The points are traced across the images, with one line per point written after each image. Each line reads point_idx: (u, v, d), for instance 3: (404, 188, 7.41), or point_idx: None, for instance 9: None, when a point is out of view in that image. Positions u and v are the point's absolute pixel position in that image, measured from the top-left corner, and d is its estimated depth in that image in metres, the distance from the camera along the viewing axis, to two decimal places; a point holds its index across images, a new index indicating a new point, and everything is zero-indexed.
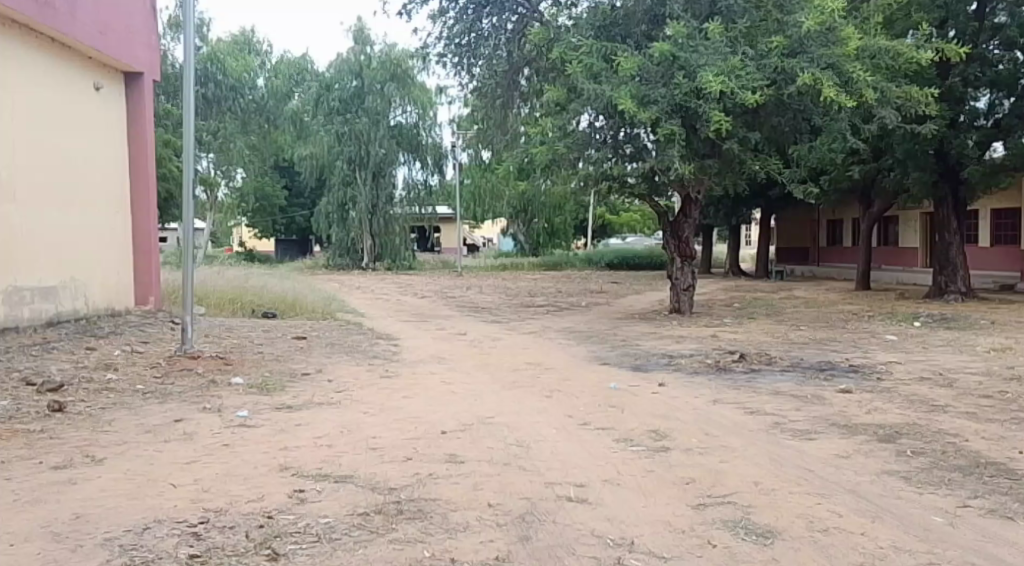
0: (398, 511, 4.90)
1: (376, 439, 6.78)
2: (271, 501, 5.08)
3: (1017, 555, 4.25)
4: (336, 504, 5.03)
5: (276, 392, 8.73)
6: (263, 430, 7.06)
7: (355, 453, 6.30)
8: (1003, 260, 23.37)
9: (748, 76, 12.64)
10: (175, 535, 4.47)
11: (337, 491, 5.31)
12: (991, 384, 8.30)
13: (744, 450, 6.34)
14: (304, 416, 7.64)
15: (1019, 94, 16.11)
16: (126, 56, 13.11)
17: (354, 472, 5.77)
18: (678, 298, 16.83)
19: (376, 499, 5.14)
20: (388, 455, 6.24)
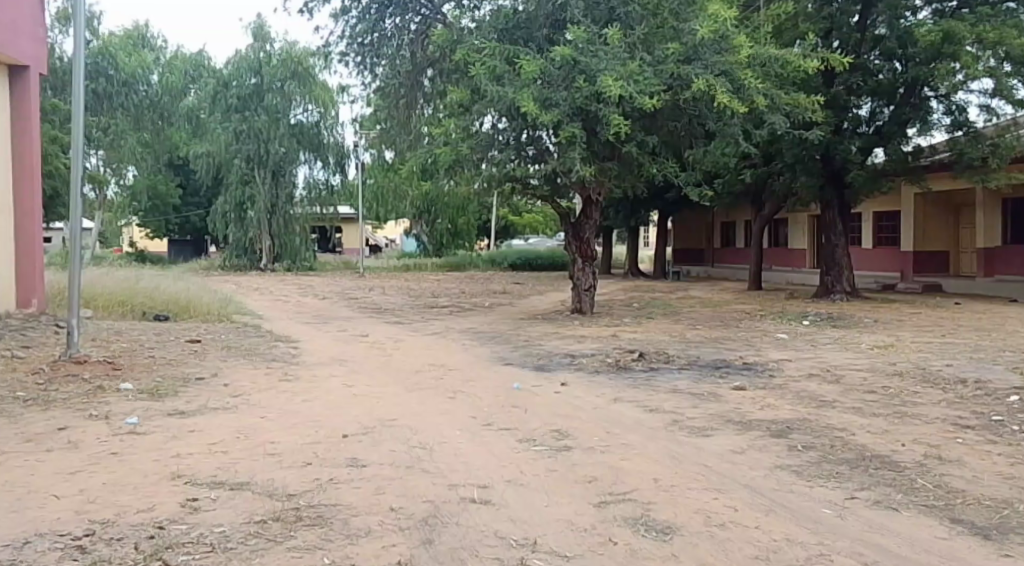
0: (297, 518, 4.68)
1: (274, 444, 6.49)
2: (162, 510, 4.77)
3: (902, 544, 4.40)
4: (231, 513, 4.76)
5: (168, 397, 8.27)
6: (154, 436, 6.65)
7: (251, 459, 6.00)
8: (884, 261, 24.77)
9: (645, 81, 12.82)
10: (58, 549, 4.13)
11: (232, 499, 5.04)
12: (874, 380, 8.71)
13: (645, 447, 6.40)
14: (197, 422, 7.26)
15: (897, 103, 17.00)
16: (11, 49, 12.17)
17: (250, 479, 5.49)
18: (579, 297, 17.02)
19: (274, 506, 4.90)
20: (287, 461, 5.98)
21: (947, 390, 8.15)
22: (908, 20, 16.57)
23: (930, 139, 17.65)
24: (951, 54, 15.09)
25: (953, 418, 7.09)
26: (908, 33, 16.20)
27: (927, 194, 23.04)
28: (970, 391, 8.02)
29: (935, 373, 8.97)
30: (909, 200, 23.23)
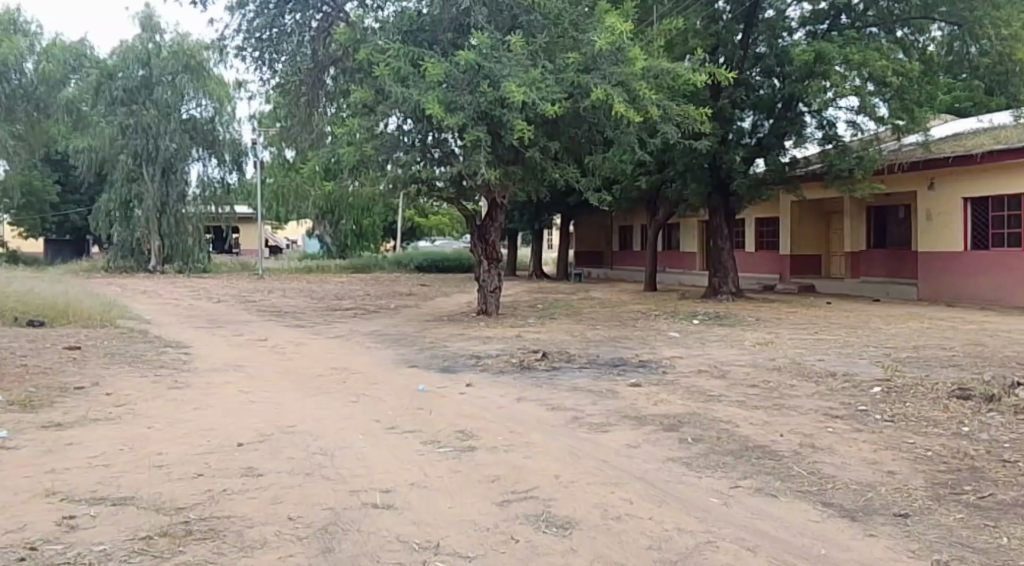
0: (187, 532, 4.74)
1: (163, 456, 6.47)
2: (37, 530, 4.74)
3: (778, 529, 4.84)
4: (114, 530, 4.78)
5: (42, 409, 8.06)
6: (27, 452, 6.51)
7: (137, 472, 5.98)
8: (766, 264, 26.18)
9: (547, 89, 13.18)
10: None
11: (116, 515, 5.04)
12: (758, 375, 9.33)
13: (544, 445, 6.71)
14: (75, 434, 7.13)
15: (775, 116, 18.06)
16: None
17: (136, 493, 5.50)
18: (485, 299, 17.29)
19: (161, 521, 4.94)
20: (177, 472, 6.00)
21: (821, 382, 8.84)
22: (784, 41, 17.73)
23: (804, 149, 18.85)
24: (822, 73, 16.12)
25: (825, 409, 7.71)
26: (783, 53, 17.23)
27: (802, 201, 24.44)
28: (840, 383, 8.73)
29: (811, 367, 9.66)
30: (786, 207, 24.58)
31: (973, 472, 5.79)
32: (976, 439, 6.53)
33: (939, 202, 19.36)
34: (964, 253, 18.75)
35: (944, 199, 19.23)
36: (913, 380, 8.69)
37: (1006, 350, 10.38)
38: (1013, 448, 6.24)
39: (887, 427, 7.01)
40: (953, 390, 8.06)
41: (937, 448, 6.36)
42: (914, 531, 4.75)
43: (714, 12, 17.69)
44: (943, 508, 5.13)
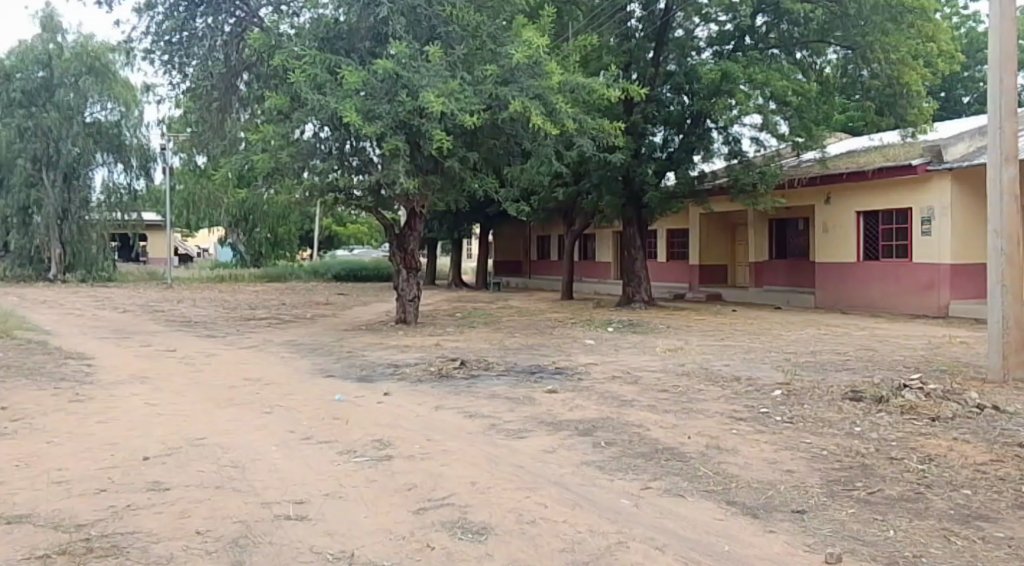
0: (88, 549, 4.64)
1: (62, 471, 6.27)
2: None
3: (686, 527, 5.07)
4: (9, 549, 4.63)
5: None
6: None
7: (35, 490, 5.79)
8: (677, 273, 26.96)
9: (465, 100, 13.29)
10: None
11: (11, 534, 4.89)
12: (667, 380, 9.68)
13: (461, 452, 6.80)
14: None
15: (684, 131, 18.74)
16: None
17: (33, 511, 5.33)
18: (404, 308, 17.24)
19: (60, 539, 4.82)
20: (77, 488, 5.83)
21: (726, 386, 9.23)
22: (693, 60, 18.60)
23: (711, 164, 19.48)
24: (727, 91, 16.86)
25: (730, 412, 8.06)
26: (692, 71, 17.91)
27: (710, 213, 25.29)
28: (744, 387, 9.14)
29: (717, 372, 10.06)
30: (695, 219, 25.40)
31: (864, 469, 6.17)
32: (867, 437, 6.96)
33: (835, 215, 20.37)
34: (857, 263, 19.75)
35: (839, 212, 20.24)
36: (811, 383, 9.17)
37: (895, 355, 11.07)
38: (899, 446, 6.69)
39: (786, 428, 7.40)
40: (846, 393, 8.54)
41: (832, 448, 6.75)
42: (810, 526, 5.06)
43: (627, 30, 18.27)
44: (837, 504, 5.47)
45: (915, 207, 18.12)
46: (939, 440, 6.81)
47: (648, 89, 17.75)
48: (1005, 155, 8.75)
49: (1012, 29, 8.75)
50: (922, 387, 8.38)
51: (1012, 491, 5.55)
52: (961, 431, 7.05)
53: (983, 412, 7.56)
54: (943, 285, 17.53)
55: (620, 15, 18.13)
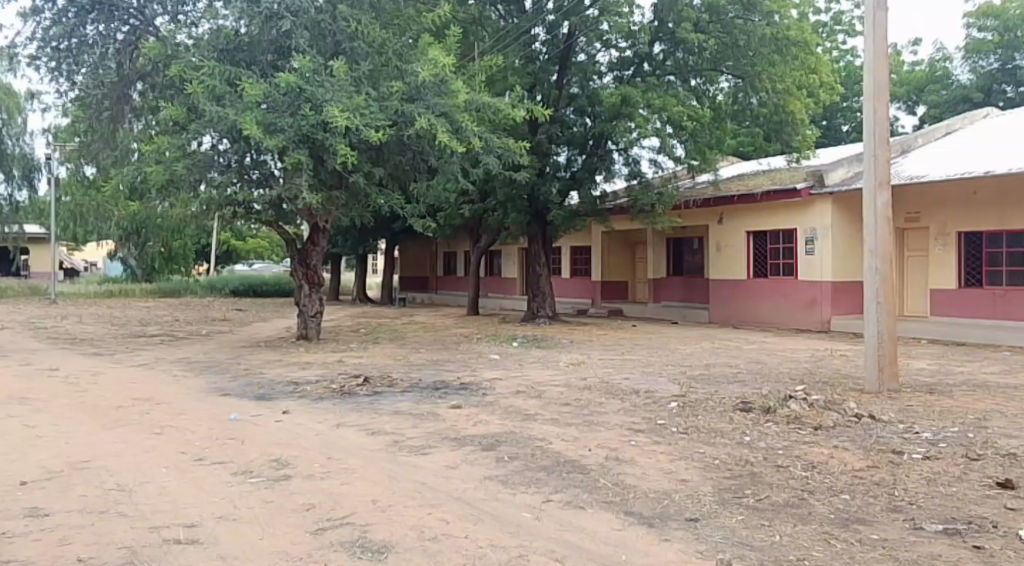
0: None
1: None
2: None
3: (585, 539, 5.20)
4: None
5: None
6: None
7: None
8: (580, 289, 27.46)
9: (370, 115, 13.21)
10: None
11: None
12: (571, 394, 9.87)
13: (362, 470, 6.76)
14: None
15: (587, 152, 19.18)
16: None
17: None
18: (306, 324, 16.93)
19: None
20: None
21: (626, 399, 9.50)
22: (595, 83, 18.94)
23: (613, 185, 20.01)
24: (628, 115, 17.42)
25: (630, 424, 8.31)
26: (594, 95, 18.45)
27: (611, 231, 25.93)
28: (643, 400, 9.43)
29: (617, 385, 10.33)
30: (597, 237, 26.00)
31: (753, 477, 6.49)
32: (756, 446, 7.31)
33: (727, 234, 21.28)
34: (748, 280, 20.65)
35: (731, 232, 21.15)
36: (705, 395, 9.54)
37: (783, 367, 11.63)
38: (785, 454, 7.06)
39: (681, 439, 7.69)
40: (737, 404, 8.94)
41: (724, 457, 7.06)
42: (702, 533, 5.28)
43: (531, 52, 18.62)
44: (727, 511, 5.73)
45: (800, 227, 19.13)
46: (821, 448, 7.22)
47: (551, 111, 18.16)
48: (879, 182, 9.39)
49: (884, 65, 9.43)
50: (806, 398, 8.86)
51: (886, 495, 5.94)
52: (841, 438, 7.50)
53: (861, 420, 8.05)
54: (825, 302, 18.54)
55: (525, 38, 18.57)
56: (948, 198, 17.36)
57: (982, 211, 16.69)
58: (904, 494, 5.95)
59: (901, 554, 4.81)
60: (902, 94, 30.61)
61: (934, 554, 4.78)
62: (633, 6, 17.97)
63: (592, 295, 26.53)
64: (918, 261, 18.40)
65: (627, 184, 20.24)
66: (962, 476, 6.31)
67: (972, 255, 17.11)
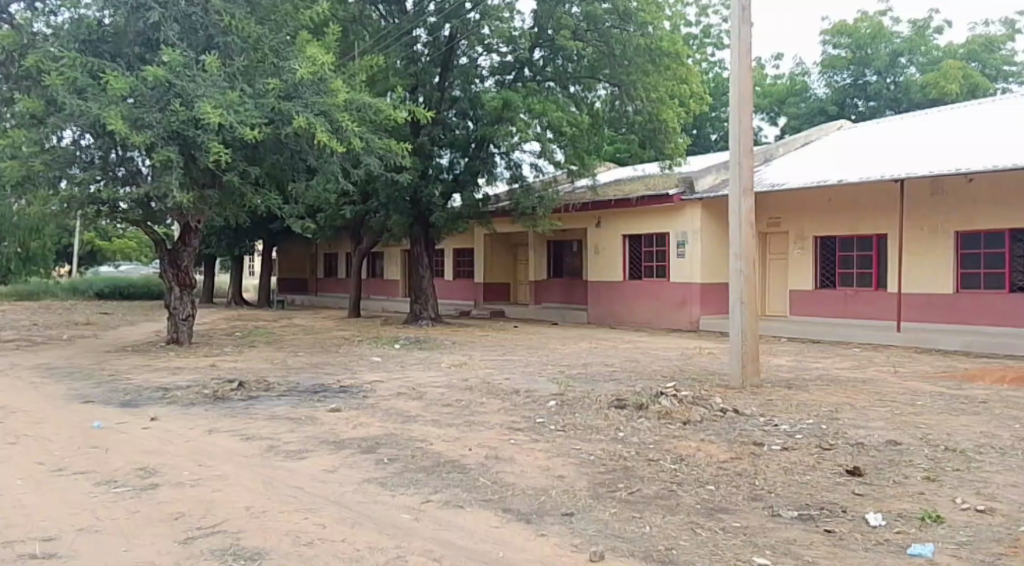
0: None
1: None
2: None
3: (463, 537, 5.28)
4: None
5: None
6: None
7: None
8: (463, 290, 27.59)
9: (245, 113, 12.80)
10: None
11: None
12: (452, 395, 9.92)
13: (236, 476, 6.58)
14: None
15: (470, 155, 19.25)
16: None
17: None
18: (176, 328, 16.22)
19: None
20: None
21: (506, 399, 9.64)
22: (477, 87, 19.08)
23: (495, 188, 20.22)
24: (508, 119, 17.63)
25: (509, 423, 8.44)
26: (476, 98, 18.58)
27: (494, 233, 26.17)
28: (523, 399, 9.60)
29: (497, 385, 10.46)
30: (479, 239, 26.18)
31: (626, 471, 6.74)
32: (629, 442, 7.59)
33: (604, 238, 21.91)
34: (624, 282, 21.32)
35: (608, 235, 21.78)
36: (582, 394, 9.81)
37: (656, 365, 12.10)
38: (656, 449, 7.36)
39: (559, 436, 7.89)
40: (613, 401, 9.26)
41: (599, 453, 7.29)
42: (577, 528, 5.45)
43: (413, 53, 18.60)
44: (602, 505, 5.94)
45: (672, 231, 19.92)
46: (689, 441, 7.57)
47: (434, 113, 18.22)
48: (743, 189, 9.93)
49: (748, 78, 9.98)
50: (676, 394, 9.28)
51: (748, 485, 6.30)
52: (707, 432, 7.89)
53: (726, 414, 8.49)
54: (695, 303, 19.37)
55: (406, 39, 18.58)
56: (806, 204, 18.51)
57: (836, 217, 17.89)
58: (764, 483, 6.32)
59: (760, 539, 5.12)
60: (765, 106, 32.39)
61: (790, 539, 5.11)
62: (513, 12, 18.39)
63: (475, 297, 26.70)
64: (781, 264, 19.52)
65: (509, 187, 20.51)
66: (815, 464, 6.78)
67: (826, 259, 18.32)
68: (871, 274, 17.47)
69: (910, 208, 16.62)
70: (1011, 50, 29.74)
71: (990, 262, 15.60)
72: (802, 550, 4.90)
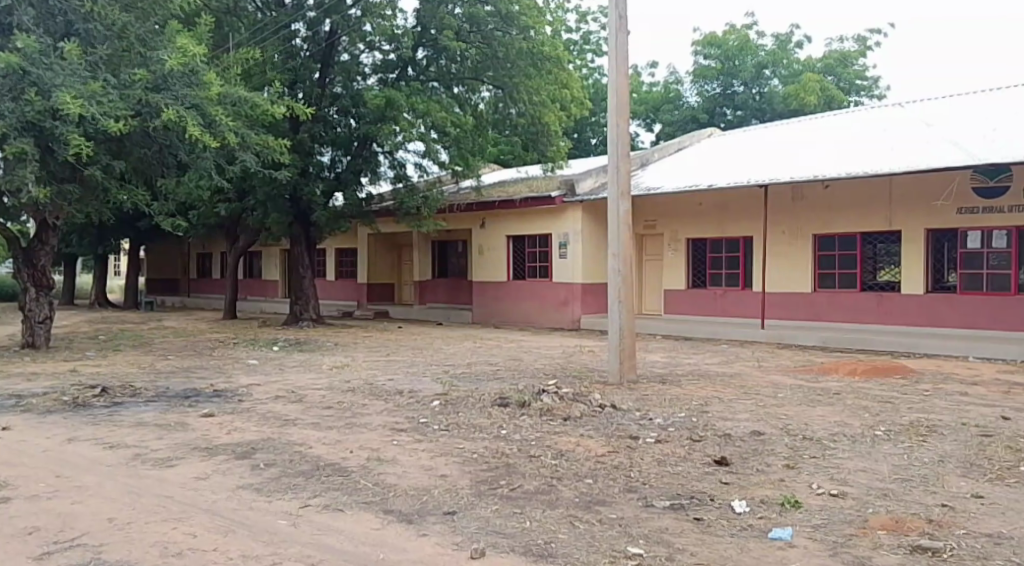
0: None
1: None
2: None
3: (343, 540, 5.20)
4: None
5: None
6: None
7: None
8: (346, 291, 27.18)
9: (109, 104, 12.14)
10: None
11: None
12: (332, 397, 9.75)
13: (99, 487, 6.24)
14: None
15: (351, 154, 19.01)
16: None
17: None
18: (32, 331, 15.18)
19: None
20: None
21: (389, 400, 9.56)
22: (358, 84, 18.78)
23: (378, 187, 20.05)
24: (392, 117, 17.47)
25: (392, 424, 8.38)
26: (358, 96, 18.29)
27: (377, 233, 25.87)
28: (406, 399, 9.54)
29: (380, 386, 10.36)
30: (363, 239, 25.82)
31: (508, 468, 6.82)
32: (510, 439, 7.68)
33: (488, 238, 22.07)
34: (508, 283, 21.55)
35: (492, 236, 21.96)
36: (465, 393, 9.85)
37: (537, 364, 12.30)
38: (536, 445, 7.49)
39: (442, 436, 7.90)
40: (496, 399, 9.34)
41: (482, 451, 7.35)
42: (459, 526, 5.47)
43: (292, 48, 18.19)
44: (483, 502, 5.99)
45: (554, 232, 20.29)
46: (569, 437, 7.75)
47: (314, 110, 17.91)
48: (620, 191, 10.23)
49: (626, 84, 10.29)
50: (556, 392, 9.47)
51: (624, 477, 6.50)
52: (586, 428, 8.10)
53: (604, 410, 8.74)
54: (576, 302, 19.81)
55: (284, 33, 18.14)
56: (679, 207, 19.26)
57: (708, 221, 18.69)
58: (638, 475, 6.55)
59: (635, 529, 5.30)
60: (641, 112, 33.39)
61: (662, 528, 5.31)
62: (395, 10, 18.23)
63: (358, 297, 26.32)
64: (655, 265, 20.24)
65: (393, 187, 20.39)
66: (686, 456, 7.08)
67: (698, 259, 19.13)
68: (738, 274, 18.37)
69: (774, 212, 17.59)
70: (862, 66, 31.98)
71: (844, 263, 16.70)
72: (673, 538, 5.11)
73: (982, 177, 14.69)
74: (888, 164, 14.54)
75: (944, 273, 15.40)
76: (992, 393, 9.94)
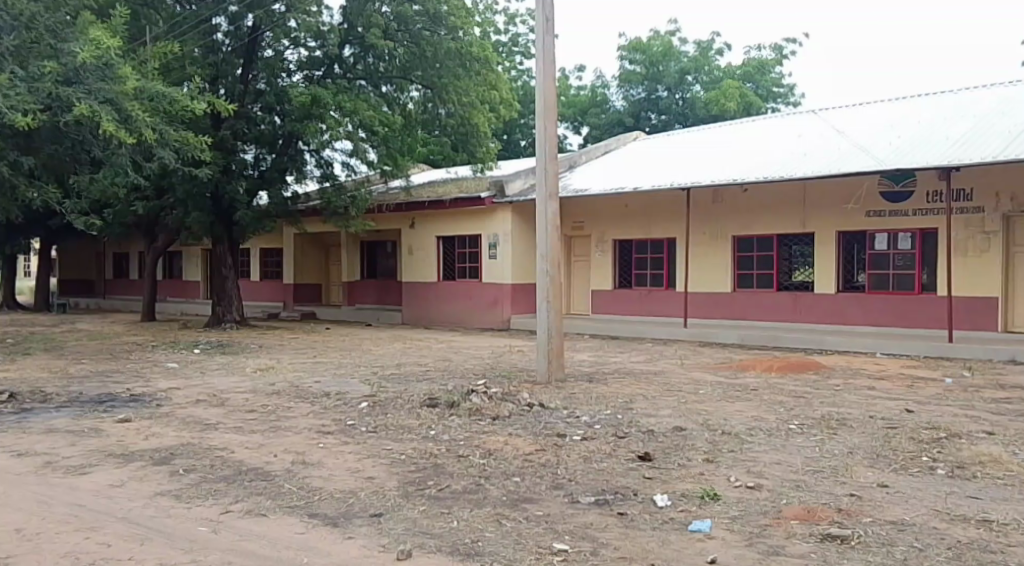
0: None
1: None
2: None
3: (266, 546, 5.11)
4: None
5: None
6: None
7: None
8: (272, 293, 26.65)
9: (16, 97, 11.61)
10: None
11: None
12: (255, 401, 9.55)
13: (6, 496, 5.97)
14: None
15: (276, 152, 18.65)
16: None
17: None
18: None
19: None
20: None
21: (315, 402, 9.41)
22: (283, 81, 18.40)
23: (304, 186, 19.84)
24: (318, 115, 17.20)
25: (318, 426, 8.25)
26: (282, 93, 17.90)
27: (304, 234, 25.44)
28: (332, 402, 9.41)
29: (305, 389, 10.20)
30: (289, 239, 25.35)
31: (435, 469, 6.80)
32: (439, 440, 7.66)
33: (417, 239, 21.95)
34: (437, 283, 21.48)
35: (421, 236, 21.85)
36: (393, 394, 9.78)
37: (466, 364, 12.28)
38: (464, 445, 7.49)
39: (369, 438, 7.82)
40: (424, 400, 9.30)
41: (409, 452, 7.31)
42: (385, 527, 5.44)
43: (214, 42, 17.72)
44: (410, 503, 5.96)
45: (484, 233, 20.31)
46: (497, 436, 7.77)
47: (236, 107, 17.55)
48: (547, 193, 10.32)
49: (552, 88, 10.38)
50: (485, 392, 9.48)
51: (550, 475, 6.57)
52: (514, 427, 8.13)
53: (532, 409, 8.79)
54: (505, 303, 19.89)
55: (204, 27, 17.57)
56: (606, 208, 19.54)
57: (633, 222, 19.01)
58: (565, 472, 6.62)
59: (560, 526, 5.36)
60: (569, 116, 33.70)
61: (587, 524, 5.39)
62: (320, 6, 17.96)
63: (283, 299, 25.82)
64: (583, 265, 20.48)
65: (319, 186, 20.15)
66: (612, 452, 7.18)
67: (624, 260, 19.44)
68: (662, 274, 18.74)
69: (696, 214, 18.00)
70: (779, 74, 33.01)
71: (762, 263, 17.21)
72: (597, 533, 5.19)
73: (888, 181, 15.26)
74: (803, 168, 15.03)
75: (854, 273, 16.00)
76: (898, 387, 10.39)
